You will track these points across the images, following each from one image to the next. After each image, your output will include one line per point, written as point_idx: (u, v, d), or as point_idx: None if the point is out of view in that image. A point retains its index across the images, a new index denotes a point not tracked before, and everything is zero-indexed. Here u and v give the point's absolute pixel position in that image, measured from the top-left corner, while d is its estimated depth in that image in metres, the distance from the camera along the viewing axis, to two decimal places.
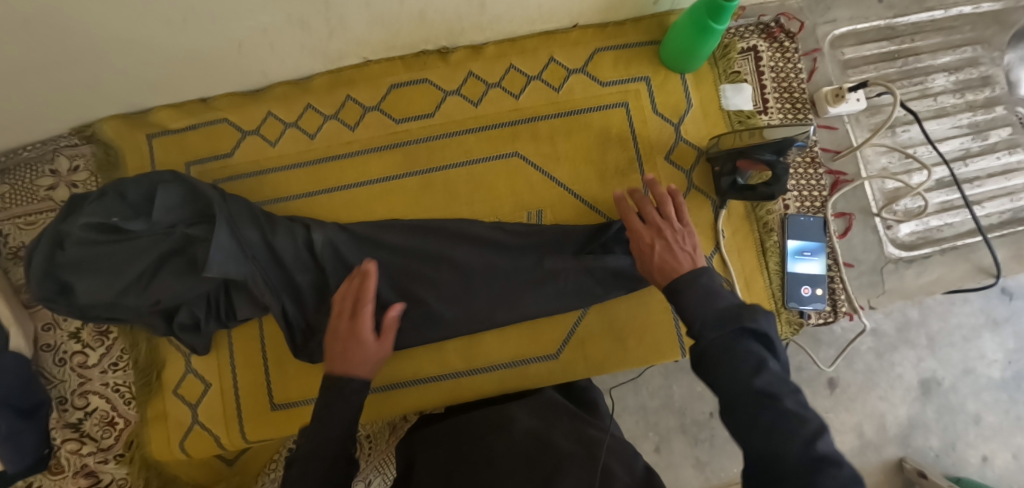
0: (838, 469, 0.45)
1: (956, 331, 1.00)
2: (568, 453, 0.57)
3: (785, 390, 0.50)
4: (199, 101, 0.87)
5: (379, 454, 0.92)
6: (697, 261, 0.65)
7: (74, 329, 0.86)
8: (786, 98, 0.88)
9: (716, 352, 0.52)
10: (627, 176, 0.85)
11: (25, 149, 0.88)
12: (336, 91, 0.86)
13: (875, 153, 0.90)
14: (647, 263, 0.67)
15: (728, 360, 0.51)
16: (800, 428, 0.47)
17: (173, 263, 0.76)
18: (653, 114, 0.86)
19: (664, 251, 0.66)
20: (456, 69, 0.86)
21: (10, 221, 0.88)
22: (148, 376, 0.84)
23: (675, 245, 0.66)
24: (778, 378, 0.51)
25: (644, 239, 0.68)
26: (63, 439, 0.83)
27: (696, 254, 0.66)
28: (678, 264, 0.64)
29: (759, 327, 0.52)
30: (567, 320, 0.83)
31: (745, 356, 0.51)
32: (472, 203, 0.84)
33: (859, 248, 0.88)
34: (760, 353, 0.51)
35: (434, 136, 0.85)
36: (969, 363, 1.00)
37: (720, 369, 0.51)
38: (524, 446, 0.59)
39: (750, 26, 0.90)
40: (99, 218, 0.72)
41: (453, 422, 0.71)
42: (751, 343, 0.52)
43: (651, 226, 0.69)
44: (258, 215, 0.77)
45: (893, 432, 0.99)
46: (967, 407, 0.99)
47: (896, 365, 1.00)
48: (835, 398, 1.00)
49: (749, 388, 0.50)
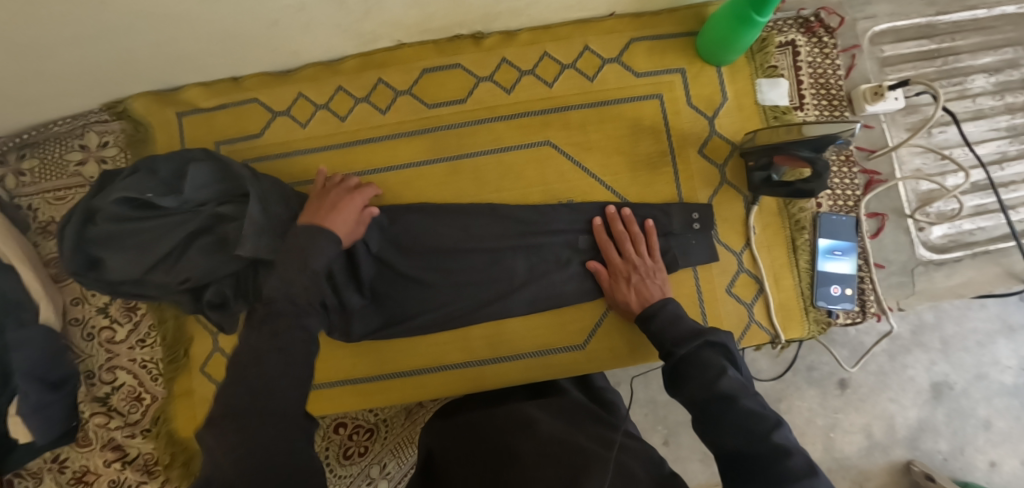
0: (794, 458, 0.49)
1: (971, 336, 1.00)
2: (591, 452, 0.56)
3: (746, 393, 0.55)
4: (229, 80, 0.86)
5: (395, 437, 0.93)
6: (667, 291, 0.73)
7: (103, 304, 0.87)
8: (822, 95, 0.87)
9: (689, 363, 0.59)
10: (658, 167, 0.84)
11: (55, 124, 0.88)
12: (367, 73, 0.85)
13: (910, 153, 0.89)
14: (622, 292, 0.75)
15: (696, 367, 0.58)
16: (757, 424, 0.52)
17: (203, 241, 0.75)
18: (687, 106, 0.85)
19: (640, 286, 0.74)
20: (489, 54, 0.85)
21: (40, 196, 0.90)
22: (176, 352, 0.84)
23: (649, 278, 0.74)
24: (739, 383, 0.57)
25: (622, 272, 0.75)
26: (90, 412, 0.84)
27: (666, 285, 0.74)
28: (651, 294, 0.73)
29: (719, 340, 0.60)
30: (595, 309, 0.82)
31: (710, 364, 0.58)
32: (501, 190, 0.83)
33: (889, 248, 0.87)
34: (722, 362, 0.58)
35: (465, 122, 0.84)
36: (982, 368, 0.99)
37: (690, 375, 0.58)
38: (549, 446, 0.58)
39: (789, 20, 0.88)
40: (132, 194, 0.72)
41: (476, 420, 0.71)
42: (713, 354, 0.59)
43: (629, 261, 0.76)
44: (289, 197, 0.78)
45: (901, 434, 0.99)
46: (978, 412, 0.99)
47: (909, 368, 1.00)
48: (845, 398, 1.00)
49: (714, 393, 0.55)
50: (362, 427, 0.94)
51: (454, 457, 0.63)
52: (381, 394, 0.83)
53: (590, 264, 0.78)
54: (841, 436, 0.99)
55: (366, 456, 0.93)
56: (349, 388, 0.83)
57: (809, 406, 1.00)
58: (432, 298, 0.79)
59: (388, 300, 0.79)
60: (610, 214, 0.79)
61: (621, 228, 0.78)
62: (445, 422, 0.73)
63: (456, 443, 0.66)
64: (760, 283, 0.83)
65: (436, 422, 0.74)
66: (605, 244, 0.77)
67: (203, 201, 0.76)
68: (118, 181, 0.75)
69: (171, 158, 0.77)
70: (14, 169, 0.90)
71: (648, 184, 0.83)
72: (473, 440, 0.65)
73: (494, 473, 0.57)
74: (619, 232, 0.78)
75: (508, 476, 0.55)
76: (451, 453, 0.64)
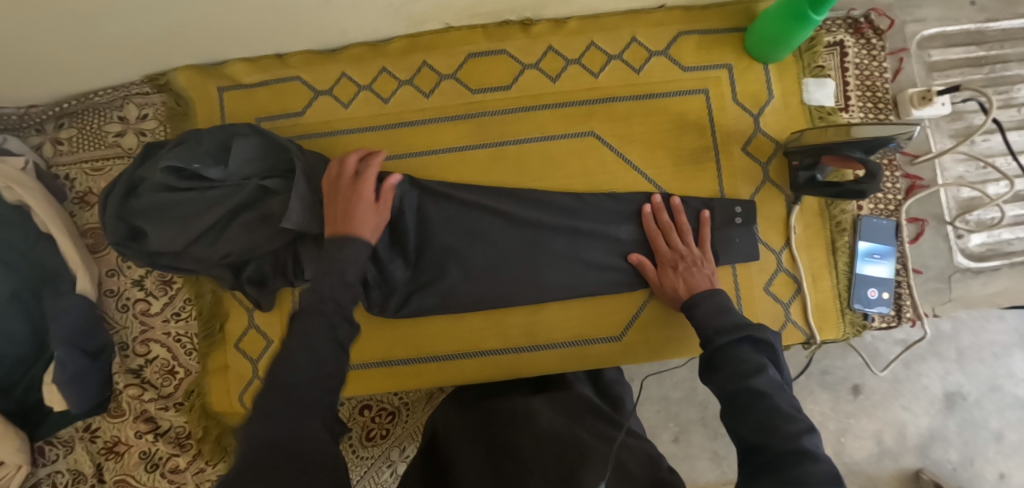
0: (817, 462, 0.46)
1: (987, 347, 0.99)
2: (588, 444, 0.55)
3: (778, 392, 0.54)
4: (274, 57, 0.86)
5: (416, 421, 0.94)
6: (716, 280, 0.73)
7: (138, 277, 0.87)
8: (869, 97, 0.86)
9: (726, 358, 0.59)
10: (701, 162, 0.83)
11: (96, 94, 0.88)
12: (412, 56, 0.85)
13: (953, 160, 0.88)
14: (669, 280, 0.74)
15: (733, 363, 0.57)
16: (779, 415, 0.51)
17: (245, 216, 0.75)
18: (732, 102, 0.84)
19: (688, 274, 0.73)
20: (536, 42, 0.84)
21: (77, 166, 0.90)
22: (212, 327, 0.84)
23: (697, 267, 0.74)
24: (775, 383, 0.55)
25: (670, 263, 0.75)
26: (125, 384, 0.84)
27: (714, 274, 0.74)
28: (698, 283, 0.72)
29: (762, 338, 0.59)
30: (633, 300, 0.82)
31: (747, 361, 0.57)
32: (543, 178, 0.82)
33: (928, 254, 0.87)
34: (760, 360, 0.57)
35: (509, 108, 0.84)
36: (997, 380, 0.99)
37: (723, 369, 0.58)
38: (546, 440, 0.57)
39: (839, 20, 0.87)
40: (180, 165, 0.73)
41: (492, 405, 0.71)
42: (753, 351, 0.58)
43: (676, 250, 0.76)
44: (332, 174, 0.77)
45: (912, 442, 0.99)
46: (990, 424, 0.99)
47: (922, 377, 1.00)
48: (857, 404, 1.00)
49: (745, 386, 0.54)
50: (384, 409, 0.95)
51: (462, 442, 0.63)
52: (415, 376, 0.83)
53: (633, 256, 0.78)
54: (851, 441, 1.00)
55: (388, 438, 0.94)
56: (383, 370, 0.83)
57: (822, 410, 1.00)
58: (471, 284, 0.79)
59: (427, 284, 0.79)
60: (656, 204, 0.79)
61: (668, 219, 0.78)
62: (467, 405, 0.73)
63: (469, 429, 0.65)
64: (797, 283, 0.83)
65: (465, 402, 0.75)
66: (651, 234, 0.78)
67: (246, 176, 0.75)
68: (163, 153, 0.75)
69: (216, 133, 0.78)
70: (52, 138, 0.90)
71: (691, 178, 0.83)
72: (485, 428, 0.64)
73: (499, 465, 0.56)
74: (666, 222, 0.78)
75: (508, 463, 0.55)
76: (461, 439, 0.64)
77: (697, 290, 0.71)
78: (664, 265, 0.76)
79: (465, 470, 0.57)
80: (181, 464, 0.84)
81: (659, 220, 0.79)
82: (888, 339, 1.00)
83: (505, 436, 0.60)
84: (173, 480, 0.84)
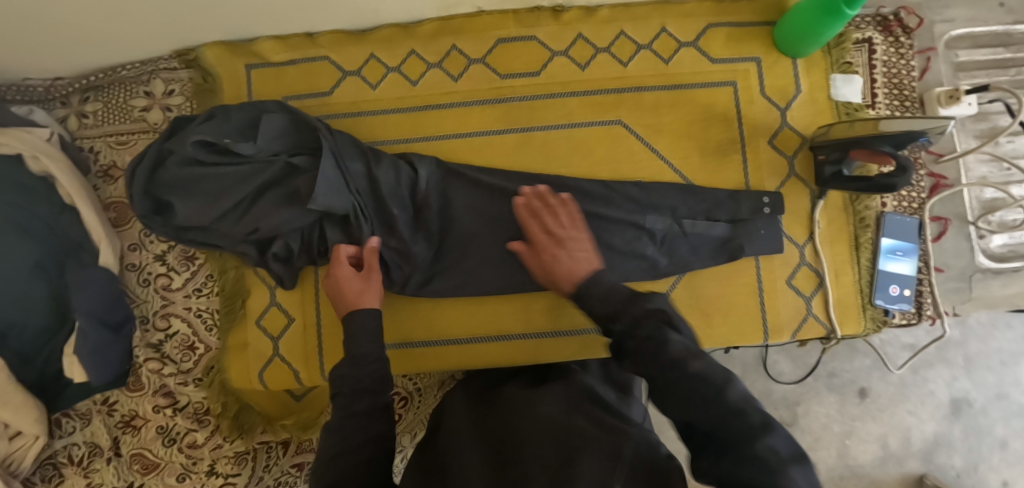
0: (771, 437, 0.39)
1: (995, 355, 0.99)
2: (590, 433, 0.53)
3: (693, 355, 0.46)
4: (304, 35, 0.86)
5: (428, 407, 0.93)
6: (596, 267, 0.65)
7: (161, 252, 0.87)
8: (895, 95, 0.87)
9: (630, 336, 0.51)
10: (728, 154, 0.83)
11: (124, 68, 0.88)
12: (442, 39, 0.85)
13: (977, 161, 0.88)
14: (547, 269, 0.68)
15: (639, 340, 0.49)
16: (702, 386, 0.43)
17: (274, 193, 0.75)
18: (760, 95, 0.84)
19: (567, 257, 0.66)
20: (566, 29, 0.85)
21: (101, 139, 0.90)
22: (234, 304, 0.84)
23: (574, 251, 0.67)
24: (685, 346, 0.47)
25: (548, 252, 0.69)
26: (144, 358, 0.85)
27: (596, 262, 0.66)
28: (578, 267, 0.65)
29: (655, 307, 0.51)
30: (657, 289, 0.82)
31: (651, 335, 0.49)
32: (569, 165, 0.83)
33: (950, 253, 0.88)
34: (664, 328, 0.49)
35: (538, 94, 0.84)
36: (1003, 387, 0.99)
37: (632, 352, 0.50)
38: (546, 435, 0.54)
39: (868, 17, 0.87)
40: (211, 138, 0.72)
41: (489, 397, 0.67)
42: (654, 324, 0.50)
43: (552, 234, 0.70)
44: (359, 152, 0.77)
45: (917, 447, 0.99)
46: (995, 431, 0.99)
47: (929, 382, 1.00)
48: (863, 407, 1.00)
49: (657, 361, 0.47)
50: (398, 394, 0.95)
51: (462, 430, 0.61)
52: (436, 358, 0.83)
53: (513, 242, 0.73)
54: (856, 444, 0.99)
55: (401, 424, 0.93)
56: (404, 351, 0.83)
57: (827, 412, 1.00)
58: (495, 268, 0.79)
59: (452, 267, 0.80)
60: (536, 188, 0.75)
61: (541, 204, 0.73)
62: (472, 394, 0.70)
63: (467, 418, 0.63)
64: (819, 277, 0.83)
65: (470, 391, 0.72)
66: (525, 217, 0.73)
67: (275, 152, 0.75)
68: (193, 126, 0.74)
69: (243, 107, 0.77)
70: (77, 111, 0.90)
71: (717, 170, 0.83)
72: (484, 416, 0.62)
73: (498, 453, 0.54)
74: (540, 208, 0.73)
75: (509, 458, 0.52)
76: (460, 428, 0.61)
77: (573, 275, 0.64)
78: (541, 249, 0.70)
79: (461, 464, 0.54)
80: (199, 439, 0.85)
81: (532, 206, 0.73)
82: (897, 343, 1.00)
83: (505, 427, 0.58)
84: (191, 455, 0.84)
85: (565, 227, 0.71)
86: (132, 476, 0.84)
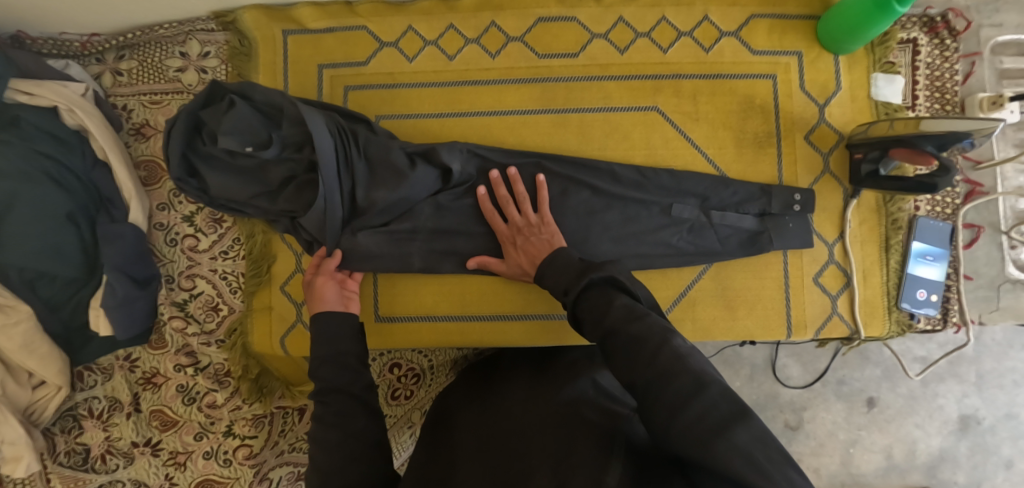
0: (706, 393, 0.41)
1: (1008, 374, 0.97)
2: (595, 423, 0.51)
3: (635, 316, 0.49)
4: (342, 3, 0.85)
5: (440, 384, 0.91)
6: (555, 242, 0.70)
7: (189, 213, 0.87)
8: (936, 98, 0.86)
9: (584, 307, 0.54)
10: (765, 148, 0.83)
11: (161, 27, 0.87)
12: (482, 14, 0.85)
13: (1014, 170, 0.87)
14: (512, 259, 0.74)
15: (588, 306, 0.53)
16: (643, 347, 0.46)
17: (306, 178, 0.75)
18: (799, 89, 0.83)
19: (528, 243, 0.72)
20: (608, 11, 0.84)
21: (135, 98, 0.89)
22: (260, 268, 0.84)
23: (535, 235, 0.72)
24: (631, 308, 0.50)
25: (508, 242, 0.75)
26: (169, 315, 0.85)
27: (555, 237, 0.71)
28: (538, 251, 0.70)
29: (602, 276, 0.54)
30: (682, 278, 0.82)
31: (599, 302, 0.52)
32: (605, 149, 0.82)
33: (981, 262, 0.87)
34: (610, 295, 0.52)
35: (576, 75, 0.83)
36: (1014, 408, 0.97)
37: (583, 321, 0.53)
38: (546, 422, 0.52)
39: (915, 17, 0.85)
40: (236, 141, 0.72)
41: (485, 388, 0.66)
42: (602, 290, 0.53)
43: (512, 223, 0.74)
44: (374, 165, 0.75)
45: (921, 460, 0.98)
46: (1001, 450, 0.97)
47: (939, 397, 0.98)
48: (871, 417, 0.99)
49: (604, 328, 0.49)
50: (412, 369, 0.92)
51: (464, 425, 0.58)
52: (457, 333, 0.83)
53: (470, 260, 0.76)
54: (860, 453, 0.99)
55: (412, 400, 0.90)
56: (426, 325, 0.83)
57: (834, 420, 1.00)
58: None
59: (479, 242, 0.79)
60: (494, 175, 0.76)
61: (505, 192, 0.75)
62: (471, 386, 0.69)
63: (472, 411, 0.61)
64: (846, 276, 0.83)
65: (470, 379, 0.71)
66: (488, 212, 0.76)
67: (299, 143, 0.74)
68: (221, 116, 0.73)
69: (268, 91, 0.74)
70: (112, 68, 0.89)
71: (752, 162, 0.82)
72: (489, 408, 0.60)
73: (497, 447, 0.51)
74: (504, 196, 0.75)
75: (511, 448, 0.50)
76: (462, 420, 0.60)
77: (534, 260, 0.70)
78: (505, 242, 0.75)
79: (461, 458, 0.52)
80: (219, 399, 0.86)
81: (498, 195, 0.76)
82: (909, 355, 0.99)
83: (502, 420, 0.56)
84: (210, 415, 0.85)
85: (530, 212, 0.74)
86: (150, 432, 0.85)
